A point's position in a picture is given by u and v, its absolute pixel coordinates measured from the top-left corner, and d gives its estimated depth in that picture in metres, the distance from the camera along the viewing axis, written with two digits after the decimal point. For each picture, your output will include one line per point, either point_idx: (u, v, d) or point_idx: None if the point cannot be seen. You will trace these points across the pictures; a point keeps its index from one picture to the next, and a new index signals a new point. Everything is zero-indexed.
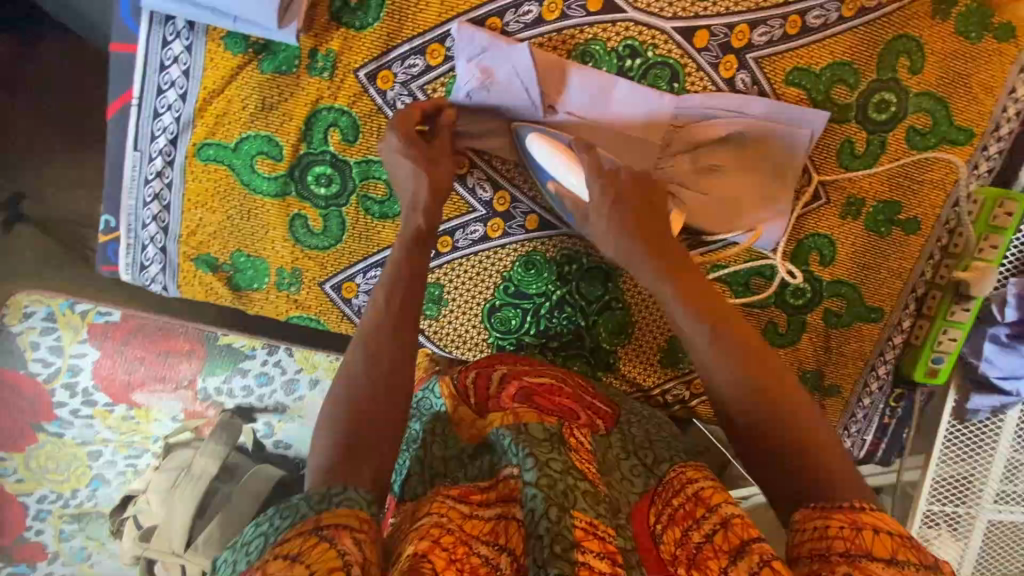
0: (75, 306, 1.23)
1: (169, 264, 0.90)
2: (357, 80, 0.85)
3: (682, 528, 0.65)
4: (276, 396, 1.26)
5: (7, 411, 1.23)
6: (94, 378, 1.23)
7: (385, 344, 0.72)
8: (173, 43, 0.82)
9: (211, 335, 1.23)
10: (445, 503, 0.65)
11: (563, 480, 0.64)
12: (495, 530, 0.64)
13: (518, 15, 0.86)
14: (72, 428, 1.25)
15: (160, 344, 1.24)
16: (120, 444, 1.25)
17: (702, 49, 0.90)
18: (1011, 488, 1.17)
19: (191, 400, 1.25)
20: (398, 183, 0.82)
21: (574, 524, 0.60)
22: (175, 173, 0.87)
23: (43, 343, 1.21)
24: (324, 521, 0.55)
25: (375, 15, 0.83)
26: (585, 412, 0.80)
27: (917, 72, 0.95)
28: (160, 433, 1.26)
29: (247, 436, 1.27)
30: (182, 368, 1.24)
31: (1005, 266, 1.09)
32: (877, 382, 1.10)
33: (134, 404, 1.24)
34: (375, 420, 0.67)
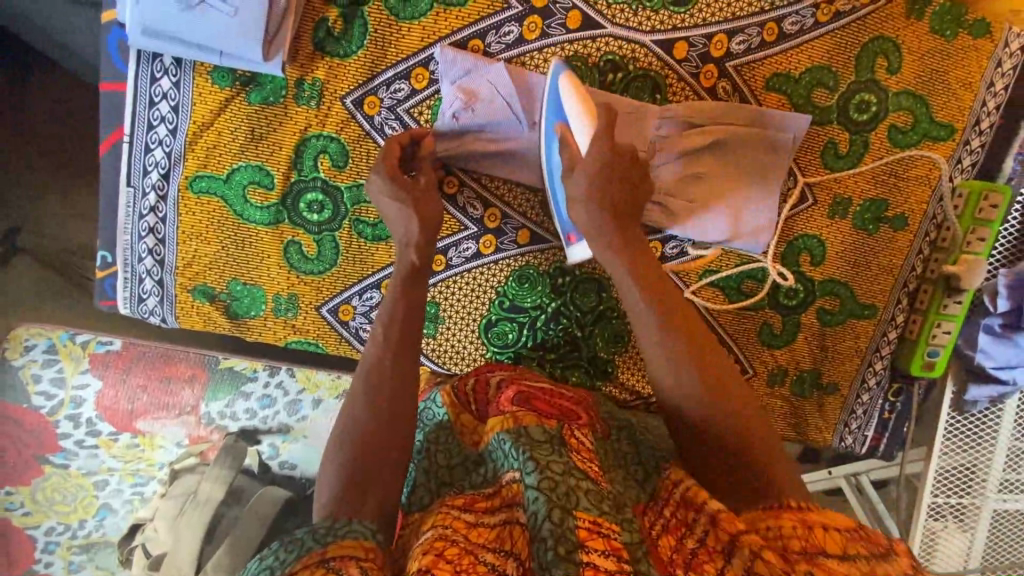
0: (76, 337, 1.24)
1: (166, 295, 0.91)
2: (344, 107, 0.86)
3: (677, 537, 0.64)
4: (280, 417, 1.26)
5: (12, 444, 1.24)
6: (97, 408, 1.24)
7: (387, 374, 0.74)
8: (161, 79, 0.83)
9: (212, 361, 1.24)
10: (449, 514, 0.65)
11: (565, 482, 0.64)
12: (501, 535, 0.64)
13: (499, 36, 0.87)
14: (77, 459, 1.25)
15: (161, 371, 1.25)
16: (126, 473, 1.25)
17: (681, 60, 0.92)
18: (1015, 476, 1.17)
19: (194, 425, 1.25)
20: (389, 220, 0.83)
21: (578, 525, 0.60)
22: (169, 207, 0.87)
23: (45, 375, 1.22)
24: (331, 553, 0.58)
25: (359, 43, 0.84)
26: (586, 415, 0.82)
27: (895, 71, 0.96)
28: (165, 460, 1.26)
29: (253, 458, 1.26)
30: (185, 395, 1.25)
31: (995, 257, 1.10)
32: (875, 377, 1.11)
33: (138, 432, 1.25)
34: (379, 450, 0.70)
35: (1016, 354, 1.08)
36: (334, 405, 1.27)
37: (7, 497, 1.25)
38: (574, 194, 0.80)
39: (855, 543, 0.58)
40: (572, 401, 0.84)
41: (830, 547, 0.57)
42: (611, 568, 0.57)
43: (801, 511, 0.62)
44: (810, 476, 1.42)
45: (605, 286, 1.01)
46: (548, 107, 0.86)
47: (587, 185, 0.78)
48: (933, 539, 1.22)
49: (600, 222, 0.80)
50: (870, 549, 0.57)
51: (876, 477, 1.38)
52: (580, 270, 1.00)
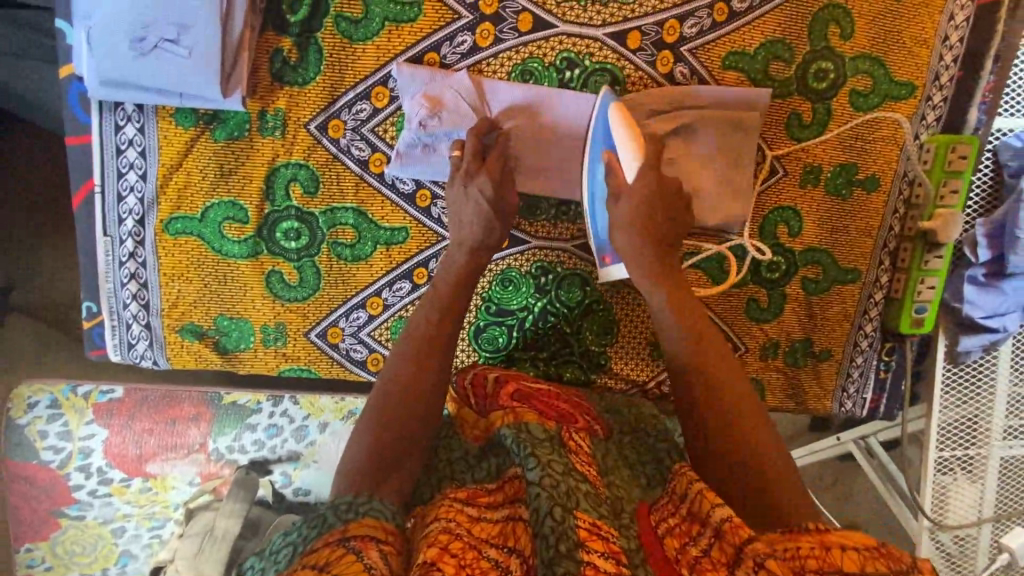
0: (78, 389, 1.24)
1: (155, 338, 0.91)
2: (309, 134, 0.87)
3: (681, 543, 0.67)
4: (288, 445, 1.28)
5: (26, 501, 1.26)
6: (106, 456, 1.25)
7: (422, 369, 0.79)
8: (125, 126, 0.84)
9: (215, 397, 1.25)
10: (453, 507, 0.67)
11: (565, 483, 0.66)
12: (506, 531, 0.66)
13: (453, 47, 0.87)
14: (92, 509, 1.27)
15: (165, 412, 1.25)
16: (142, 517, 1.28)
17: (636, 50, 0.92)
18: (1018, 422, 1.19)
19: (205, 462, 1.27)
20: (460, 217, 0.85)
21: (579, 525, 0.61)
22: (148, 252, 0.88)
23: (51, 430, 1.23)
24: (352, 532, 0.61)
25: (317, 68, 0.85)
26: (581, 418, 0.85)
27: (848, 37, 0.97)
28: (179, 500, 1.28)
29: (266, 489, 1.28)
30: (191, 433, 1.26)
31: (970, 209, 1.11)
32: (866, 339, 1.13)
33: (149, 475, 1.26)
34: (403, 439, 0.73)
35: (1001, 301, 1.09)
36: (340, 427, 1.28)
37: (27, 554, 1.28)
38: (617, 220, 0.84)
39: (873, 561, 0.56)
40: (568, 403, 0.87)
41: (847, 567, 0.55)
42: (610, 570, 0.58)
43: (819, 534, 0.61)
44: (822, 443, 1.44)
45: (588, 279, 1.02)
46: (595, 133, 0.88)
47: (630, 210, 0.83)
48: (944, 491, 1.22)
49: (639, 246, 0.85)
50: (890, 566, 0.55)
51: (885, 437, 1.39)
52: (562, 267, 1.01)
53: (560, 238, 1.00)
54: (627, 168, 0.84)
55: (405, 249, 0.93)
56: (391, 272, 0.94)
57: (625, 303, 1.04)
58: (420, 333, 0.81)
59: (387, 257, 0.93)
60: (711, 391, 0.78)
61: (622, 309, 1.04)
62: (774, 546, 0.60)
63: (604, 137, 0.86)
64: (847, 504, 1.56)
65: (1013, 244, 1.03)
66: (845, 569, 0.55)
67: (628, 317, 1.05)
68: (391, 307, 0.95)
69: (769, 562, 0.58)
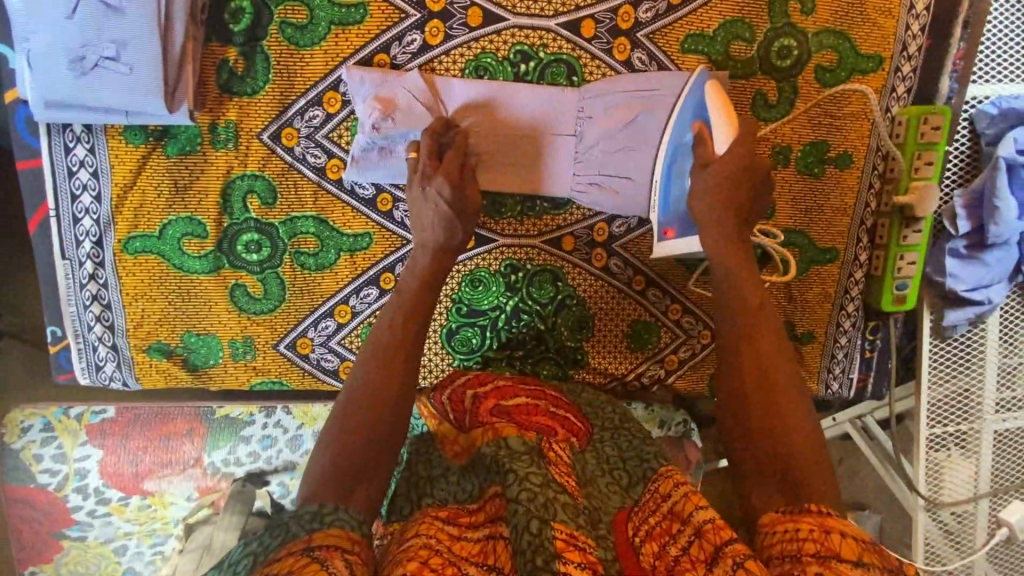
0: (70, 411, 1.23)
1: (123, 359, 0.90)
2: (262, 144, 0.86)
3: (660, 545, 0.66)
4: (284, 455, 1.27)
5: (27, 524, 1.26)
6: (102, 476, 1.24)
7: (390, 373, 0.77)
8: (75, 148, 0.83)
9: (208, 411, 1.24)
10: (433, 524, 0.66)
11: (542, 494, 0.64)
12: (485, 550, 0.66)
13: (403, 46, 0.86)
14: (93, 529, 1.27)
15: (160, 428, 1.24)
16: (143, 535, 1.28)
17: (591, 39, 0.90)
18: (1010, 394, 1.17)
19: (201, 477, 1.26)
20: (424, 222, 0.83)
21: (555, 536, 0.60)
22: (108, 272, 0.87)
23: (45, 453, 1.22)
24: (316, 542, 0.59)
25: (265, 76, 0.84)
26: (561, 428, 0.81)
27: (809, 13, 0.95)
28: (178, 516, 1.27)
29: (263, 500, 1.25)
30: (186, 449, 1.25)
31: (949, 180, 1.08)
32: (849, 320, 1.11)
33: (146, 493, 1.25)
34: (371, 446, 0.72)
35: (985, 274, 1.07)
36: None
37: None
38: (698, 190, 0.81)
39: (871, 553, 0.55)
40: (549, 416, 0.83)
41: (844, 553, 0.55)
42: None
43: (821, 516, 0.60)
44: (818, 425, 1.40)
45: (559, 275, 1.01)
46: (687, 107, 0.86)
47: (715, 182, 0.80)
48: (938, 467, 1.21)
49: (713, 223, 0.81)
50: (884, 562, 0.55)
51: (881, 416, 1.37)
52: (531, 264, 1.00)
53: (528, 234, 0.98)
54: (717, 140, 0.82)
55: (370, 254, 0.92)
56: (358, 278, 0.93)
57: (598, 297, 1.03)
58: (387, 337, 0.79)
59: (352, 263, 0.92)
60: (768, 398, 0.72)
61: (596, 303, 1.03)
62: (775, 531, 0.62)
63: (698, 111, 0.85)
64: (852, 486, 1.52)
65: (993, 214, 1.01)
66: (844, 556, 0.55)
67: (603, 310, 1.03)
68: (360, 313, 0.94)
69: (749, 561, 0.58)
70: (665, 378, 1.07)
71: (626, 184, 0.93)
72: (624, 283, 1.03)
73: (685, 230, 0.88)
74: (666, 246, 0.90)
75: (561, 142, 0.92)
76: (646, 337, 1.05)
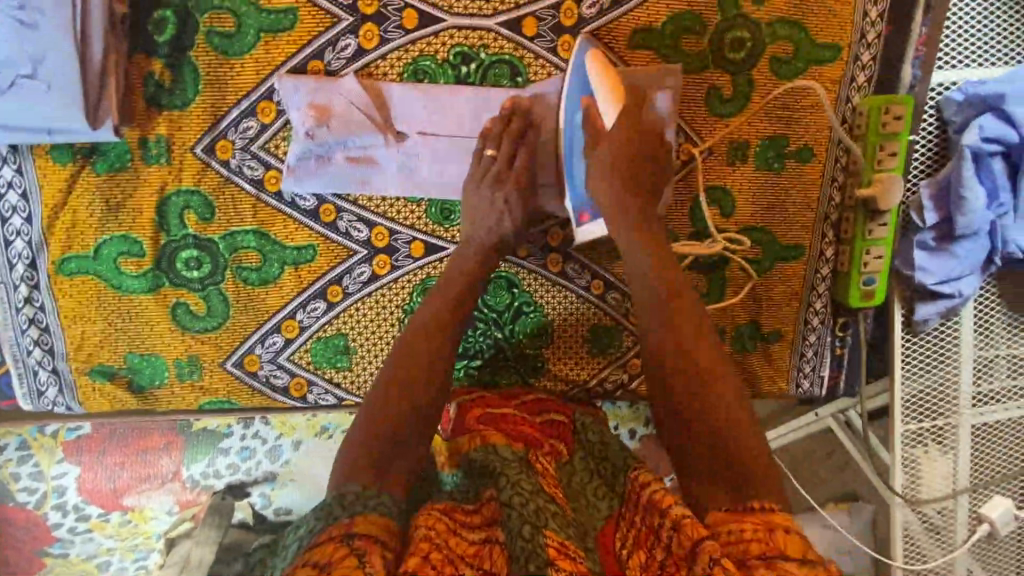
0: (46, 427, 1.15)
1: (65, 383, 0.89)
2: (196, 158, 0.83)
3: (647, 549, 0.62)
4: (264, 465, 1.16)
5: (8, 543, 1.16)
6: (81, 493, 1.15)
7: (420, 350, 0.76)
8: (3, 170, 0.81)
9: (183, 425, 1.14)
10: (432, 514, 0.62)
11: (533, 501, 0.63)
12: (481, 554, 0.61)
13: (337, 52, 0.83)
14: (75, 546, 1.17)
15: (137, 442, 1.16)
16: (125, 550, 1.17)
17: (534, 37, 0.87)
18: (987, 387, 1.14)
19: (180, 491, 1.16)
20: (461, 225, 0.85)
21: (547, 543, 0.58)
22: (44, 295, 0.85)
23: (22, 472, 1.13)
24: (358, 527, 0.56)
25: (194, 89, 0.81)
26: (547, 439, 0.81)
27: (762, 2, 0.91)
28: (160, 530, 1.17)
29: (245, 512, 1.15)
30: (163, 462, 1.15)
31: (914, 172, 1.05)
32: (817, 317, 1.08)
33: (127, 508, 1.16)
34: (405, 425, 0.69)
35: (955, 266, 1.03)
36: (315, 445, 1.17)
37: None
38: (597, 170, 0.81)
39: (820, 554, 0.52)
40: (534, 427, 0.83)
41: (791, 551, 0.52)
42: None
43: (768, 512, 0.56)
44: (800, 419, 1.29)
45: (514, 282, 0.99)
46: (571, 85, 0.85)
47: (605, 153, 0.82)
48: (915, 463, 1.17)
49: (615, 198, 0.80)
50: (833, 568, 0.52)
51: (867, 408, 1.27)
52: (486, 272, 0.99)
53: None
54: (604, 116, 0.82)
55: (315, 268, 0.90)
56: (303, 292, 0.90)
57: (556, 303, 1.00)
58: (423, 326, 0.78)
59: (296, 277, 0.90)
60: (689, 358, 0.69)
61: (554, 309, 1.01)
62: (727, 530, 0.56)
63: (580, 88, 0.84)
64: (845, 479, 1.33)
65: (959, 204, 0.98)
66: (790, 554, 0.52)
67: (561, 316, 1.01)
68: (308, 328, 0.92)
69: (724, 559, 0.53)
70: (628, 382, 1.05)
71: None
72: (581, 288, 1.00)
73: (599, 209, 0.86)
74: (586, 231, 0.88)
75: None
76: (607, 341, 1.03)
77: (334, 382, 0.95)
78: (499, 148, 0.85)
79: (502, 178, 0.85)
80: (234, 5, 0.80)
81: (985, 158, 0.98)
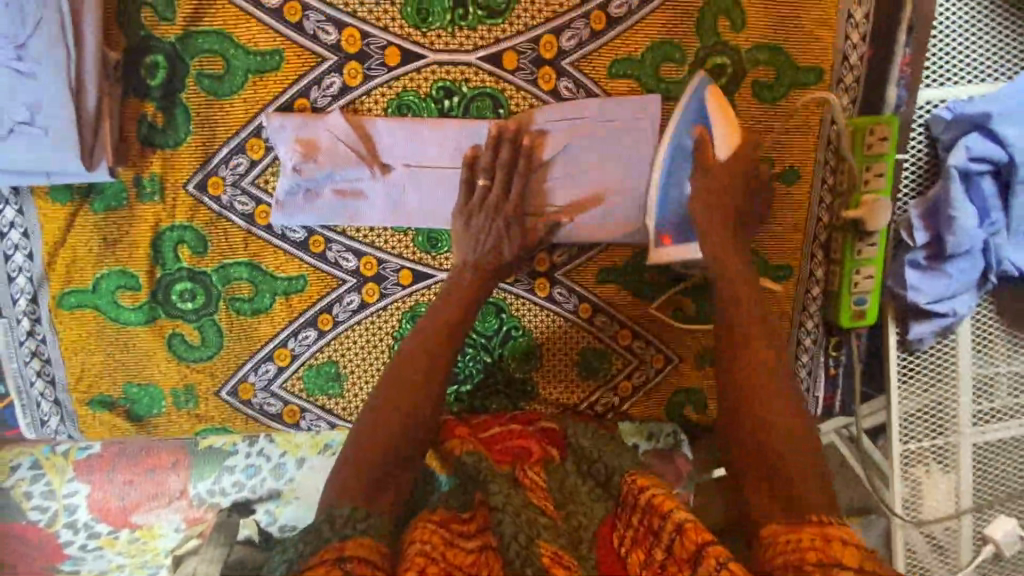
0: (58, 447, 1.17)
1: (66, 413, 0.92)
2: (189, 196, 0.87)
3: (646, 551, 0.66)
4: (268, 483, 1.17)
5: (20, 562, 1.17)
6: (91, 511, 1.16)
7: (412, 374, 0.77)
8: (5, 209, 0.85)
9: (191, 444, 1.16)
10: (428, 528, 0.63)
11: (525, 513, 0.69)
12: (478, 562, 0.64)
13: (322, 90, 0.86)
14: (86, 563, 1.18)
15: (145, 462, 1.16)
16: (135, 566, 1.17)
17: (514, 71, 0.89)
18: (987, 405, 1.12)
19: (187, 508, 1.16)
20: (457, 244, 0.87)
21: (541, 552, 0.64)
22: (45, 328, 0.88)
23: (35, 491, 1.15)
24: (349, 550, 0.58)
25: (186, 129, 0.85)
26: (537, 444, 0.83)
27: (741, 29, 0.92)
28: (168, 547, 1.17)
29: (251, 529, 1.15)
30: (172, 481, 1.16)
31: (904, 189, 1.05)
32: (810, 337, 1.08)
33: (135, 526, 1.17)
34: (394, 448, 0.71)
35: (947, 285, 1.02)
36: (319, 462, 1.18)
37: None
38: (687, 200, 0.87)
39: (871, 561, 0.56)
40: (523, 437, 0.85)
41: (847, 560, 0.56)
42: None
43: (820, 525, 0.61)
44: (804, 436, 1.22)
45: (502, 307, 1.00)
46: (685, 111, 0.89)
47: (704, 182, 0.86)
48: (917, 485, 1.14)
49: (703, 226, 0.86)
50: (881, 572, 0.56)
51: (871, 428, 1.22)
52: None
53: None
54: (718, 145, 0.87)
55: (306, 297, 0.92)
56: (294, 321, 0.93)
57: (545, 328, 1.01)
58: (416, 355, 0.79)
59: (288, 306, 0.92)
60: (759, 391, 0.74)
61: (543, 333, 1.01)
62: (778, 541, 0.61)
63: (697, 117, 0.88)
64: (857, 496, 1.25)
65: (949, 223, 0.98)
66: (846, 563, 0.56)
67: (549, 339, 1.02)
68: (299, 356, 0.94)
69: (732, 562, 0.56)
70: (619, 405, 1.05)
71: (577, 223, 0.94)
72: (569, 311, 1.01)
73: (682, 236, 0.92)
74: (664, 252, 0.94)
75: None
76: (597, 364, 1.03)
77: (326, 409, 0.96)
78: (490, 179, 0.87)
79: (499, 207, 0.87)
80: (223, 48, 0.83)
81: (974, 178, 0.98)
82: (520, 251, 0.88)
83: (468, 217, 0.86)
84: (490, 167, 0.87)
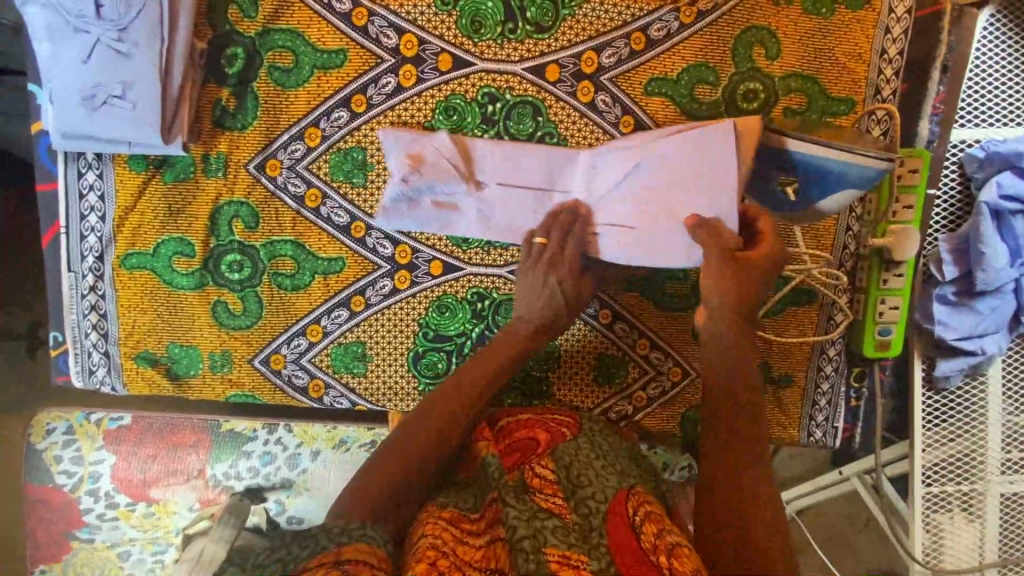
0: (92, 415, 1.22)
1: (113, 365, 0.99)
2: (248, 174, 0.95)
3: (657, 528, 0.70)
4: (282, 473, 1.20)
5: (41, 524, 1.23)
6: (113, 481, 1.21)
7: (449, 407, 0.83)
8: (87, 173, 0.94)
9: (214, 424, 1.20)
10: (439, 524, 0.67)
11: (532, 524, 0.65)
12: (488, 555, 0.66)
13: (378, 88, 0.93)
14: (101, 532, 1.23)
15: (169, 438, 1.21)
16: (146, 542, 1.23)
17: (555, 82, 0.95)
18: (1017, 454, 1.08)
19: (203, 488, 1.21)
20: (521, 296, 0.91)
21: (549, 560, 0.60)
22: (106, 285, 0.96)
23: (65, 455, 1.20)
24: (347, 555, 0.59)
25: (253, 114, 0.93)
26: (542, 433, 0.85)
27: (774, 57, 0.96)
28: (180, 525, 1.22)
29: (259, 516, 1.20)
30: (191, 460, 1.21)
31: (934, 223, 1.05)
32: (830, 364, 1.07)
33: (152, 500, 1.22)
34: (411, 470, 0.77)
35: (976, 322, 1.02)
36: (333, 457, 1.21)
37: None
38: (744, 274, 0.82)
39: None
40: (527, 428, 0.86)
41: None
42: None
43: None
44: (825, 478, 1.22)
45: None
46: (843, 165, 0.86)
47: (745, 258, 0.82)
48: (939, 532, 1.09)
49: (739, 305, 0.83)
50: None
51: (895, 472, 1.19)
52: (497, 292, 0.99)
53: (493, 263, 0.98)
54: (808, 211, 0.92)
55: (342, 278, 0.98)
56: (329, 300, 0.98)
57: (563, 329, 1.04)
58: (466, 379, 0.86)
59: (324, 286, 0.98)
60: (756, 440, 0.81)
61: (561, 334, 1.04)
62: None
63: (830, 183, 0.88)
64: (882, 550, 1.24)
65: (979, 259, 0.98)
66: None
67: (567, 342, 1.04)
68: (330, 334, 0.99)
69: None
70: (633, 415, 1.06)
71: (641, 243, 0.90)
72: (590, 316, 1.03)
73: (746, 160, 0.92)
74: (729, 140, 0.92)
75: (574, 200, 0.93)
76: (613, 371, 1.05)
77: (349, 387, 1.01)
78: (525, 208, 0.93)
79: (555, 262, 0.90)
80: (294, 45, 0.92)
81: (1007, 216, 0.98)
82: (572, 307, 0.91)
83: (526, 273, 0.90)
84: (547, 226, 0.91)
